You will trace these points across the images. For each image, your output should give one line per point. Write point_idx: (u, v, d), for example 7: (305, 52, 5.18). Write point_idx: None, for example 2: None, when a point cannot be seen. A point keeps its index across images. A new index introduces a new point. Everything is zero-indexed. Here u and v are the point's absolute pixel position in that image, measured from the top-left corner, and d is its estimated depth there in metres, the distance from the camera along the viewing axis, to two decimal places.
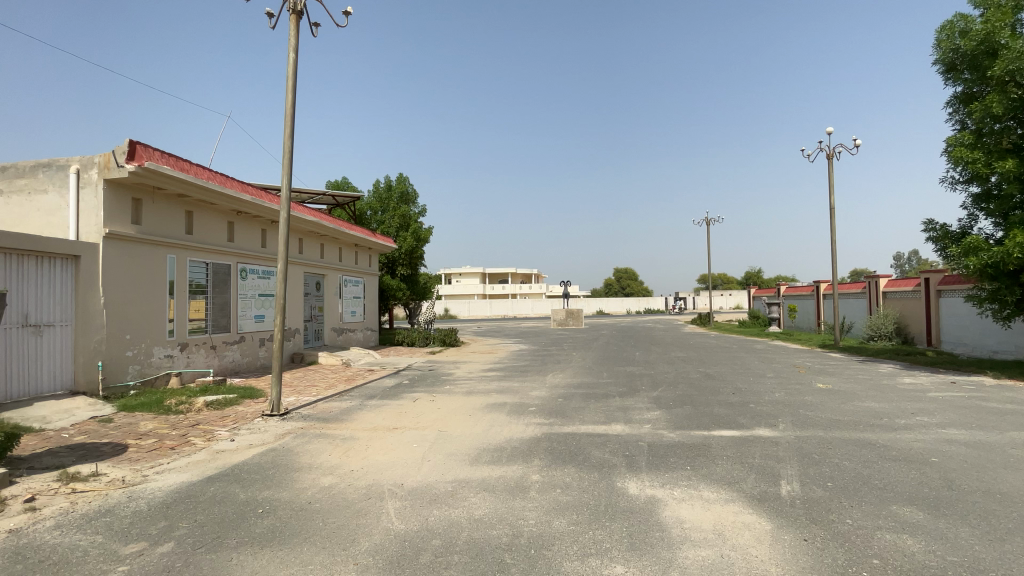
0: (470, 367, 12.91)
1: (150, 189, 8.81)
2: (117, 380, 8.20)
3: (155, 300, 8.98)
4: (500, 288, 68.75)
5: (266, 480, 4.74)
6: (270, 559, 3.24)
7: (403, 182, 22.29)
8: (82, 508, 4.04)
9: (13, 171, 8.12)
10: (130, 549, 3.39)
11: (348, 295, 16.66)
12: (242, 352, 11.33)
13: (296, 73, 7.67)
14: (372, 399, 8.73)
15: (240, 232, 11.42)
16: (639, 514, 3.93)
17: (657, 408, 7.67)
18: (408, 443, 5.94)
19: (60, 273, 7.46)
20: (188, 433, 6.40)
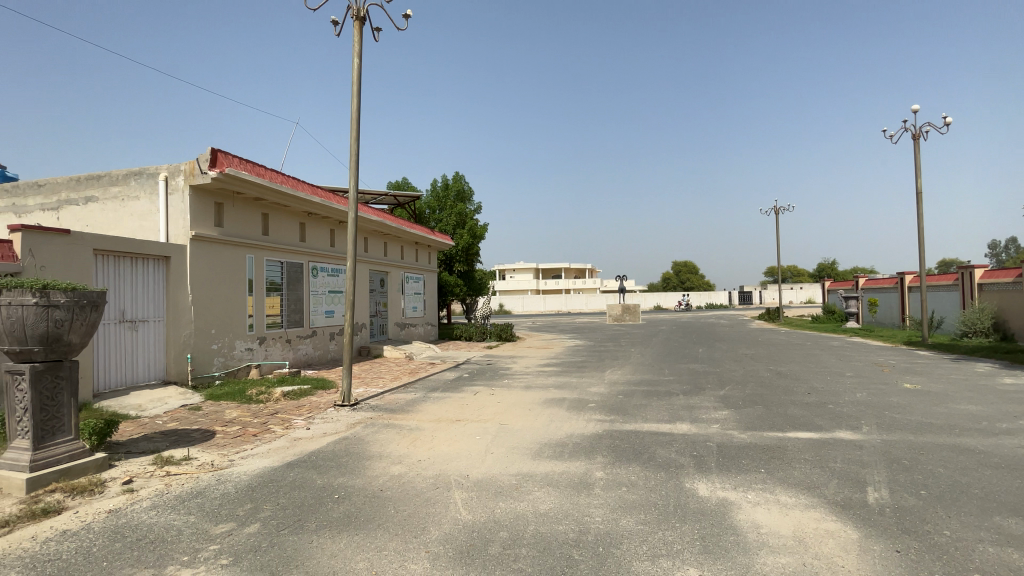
0: (527, 362, 12.95)
1: (230, 193, 9.46)
2: (205, 370, 8.91)
3: (236, 297, 9.65)
4: (555, 283, 68.49)
5: (340, 467, 4.98)
6: (346, 543, 3.39)
7: (459, 180, 22.66)
8: (175, 490, 4.42)
9: (109, 180, 8.94)
10: (220, 529, 3.66)
11: (409, 291, 17.17)
12: (314, 346, 11.98)
13: (360, 78, 7.95)
14: (435, 392, 8.95)
15: (311, 232, 12.04)
16: (710, 516, 3.78)
17: (725, 408, 7.33)
18: (471, 435, 6.04)
19: (152, 273, 8.17)
20: (267, 421, 6.83)
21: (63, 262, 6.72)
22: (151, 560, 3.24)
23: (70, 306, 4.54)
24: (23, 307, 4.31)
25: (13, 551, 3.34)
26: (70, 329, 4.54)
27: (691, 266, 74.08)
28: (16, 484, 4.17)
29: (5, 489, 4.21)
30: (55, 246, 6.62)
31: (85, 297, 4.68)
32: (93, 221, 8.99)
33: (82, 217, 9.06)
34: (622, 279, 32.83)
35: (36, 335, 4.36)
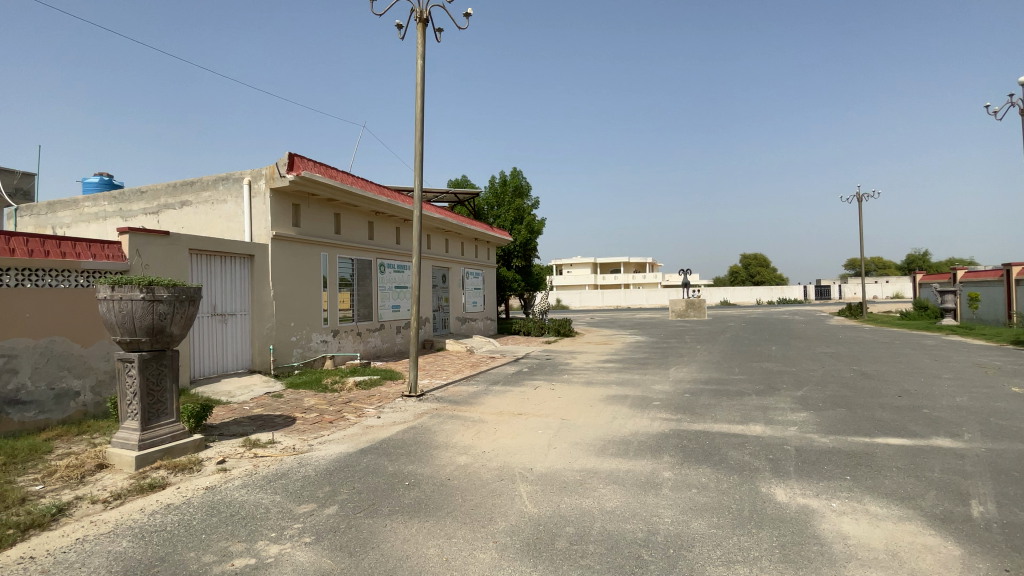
0: (587, 358, 12.82)
1: (305, 195, 10.04)
2: (285, 361, 9.55)
3: (311, 292, 10.24)
4: (614, 278, 67.28)
5: (410, 455, 5.18)
6: (417, 529, 3.52)
7: (517, 175, 22.74)
8: (262, 471, 4.77)
9: (201, 185, 9.75)
10: (302, 509, 3.91)
11: (470, 287, 17.49)
12: (382, 338, 12.49)
13: (423, 79, 8.15)
14: (496, 385, 9.08)
15: (378, 230, 12.55)
16: (789, 522, 3.57)
17: (803, 409, 6.89)
18: (534, 429, 6.08)
19: (239, 270, 8.83)
20: (342, 409, 7.22)
21: (164, 261, 7.42)
22: (244, 534, 3.52)
23: (171, 300, 4.98)
24: (133, 301, 4.79)
25: (127, 521, 3.74)
26: (171, 321, 5.00)
27: (760, 258, 70.21)
28: (128, 460, 4.66)
29: (120, 464, 4.72)
30: (157, 246, 7.32)
31: (184, 292, 5.13)
32: (187, 223, 9.85)
33: (178, 219, 9.94)
34: (686, 272, 31.69)
35: (144, 326, 4.84)
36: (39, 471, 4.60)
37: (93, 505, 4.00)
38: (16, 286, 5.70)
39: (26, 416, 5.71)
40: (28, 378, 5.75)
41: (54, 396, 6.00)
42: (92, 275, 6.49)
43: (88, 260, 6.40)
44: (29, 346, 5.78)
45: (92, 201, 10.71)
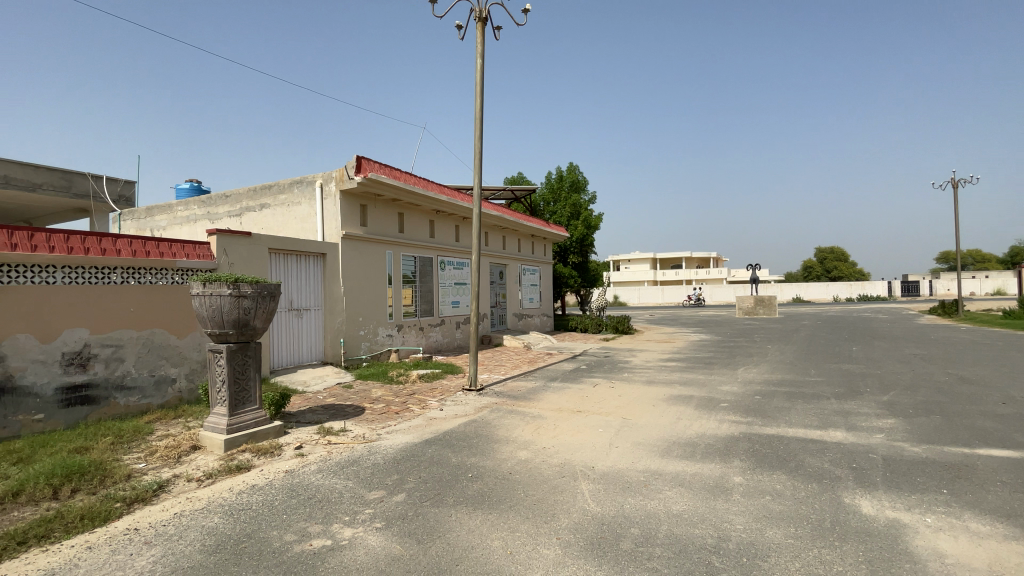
0: (648, 356, 12.49)
1: (371, 196, 10.47)
2: (354, 353, 10.04)
3: (377, 288, 10.68)
4: (674, 274, 65.21)
5: (472, 448, 5.28)
6: (482, 521, 3.58)
7: (574, 170, 22.49)
8: (335, 457, 5.04)
9: (277, 189, 10.42)
10: (372, 495, 4.09)
11: (526, 283, 17.56)
12: (443, 333, 12.82)
13: (482, 78, 8.24)
14: (555, 381, 9.06)
15: (439, 228, 12.86)
16: (877, 537, 3.30)
17: (891, 415, 6.35)
18: (595, 427, 6.00)
19: (312, 268, 9.36)
20: (406, 401, 7.48)
21: (247, 260, 7.98)
22: (320, 517, 3.73)
23: (254, 295, 5.36)
24: (221, 296, 5.20)
25: (217, 499, 4.08)
26: (254, 315, 5.38)
27: (837, 252, 65.37)
28: (218, 442, 5.08)
29: (210, 446, 5.15)
30: (240, 246, 7.89)
31: (265, 289, 5.50)
32: (266, 224, 10.56)
33: (258, 221, 10.68)
34: (754, 267, 30.03)
35: (231, 320, 5.24)
36: (143, 450, 5.11)
37: (189, 482, 4.39)
38: (123, 283, 6.38)
39: (131, 399, 6.35)
40: (133, 366, 6.40)
41: (154, 382, 6.64)
42: (185, 273, 7.13)
43: (182, 259, 7.04)
44: (134, 337, 6.42)
45: (183, 205, 11.74)
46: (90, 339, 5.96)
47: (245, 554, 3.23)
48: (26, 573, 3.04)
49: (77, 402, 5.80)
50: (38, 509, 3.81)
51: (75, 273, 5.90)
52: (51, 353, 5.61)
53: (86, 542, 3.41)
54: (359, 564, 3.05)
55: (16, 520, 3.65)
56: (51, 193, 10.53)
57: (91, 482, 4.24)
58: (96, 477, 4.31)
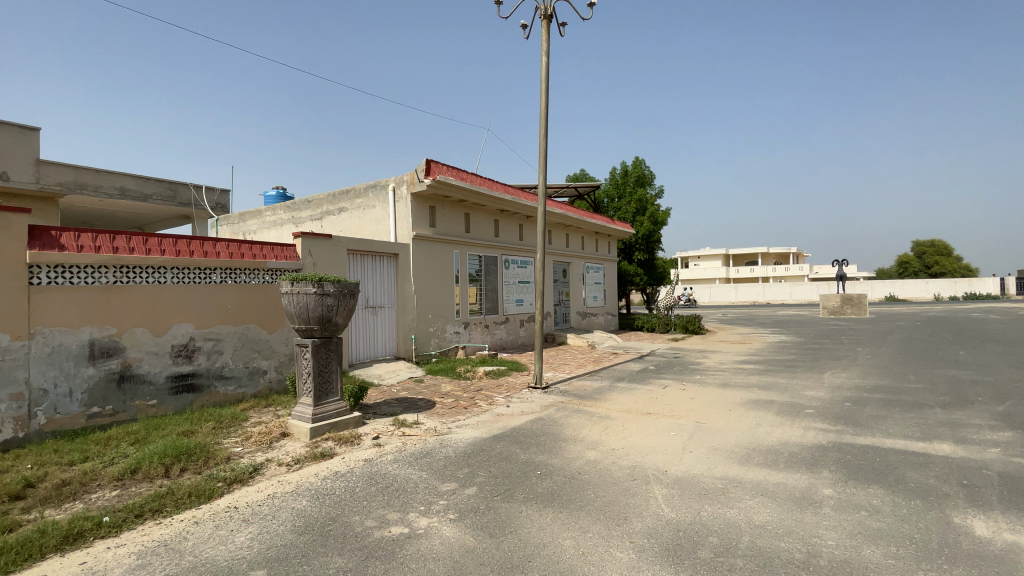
0: (721, 358, 11.90)
1: (440, 198, 10.78)
2: (424, 349, 10.40)
3: (445, 286, 10.99)
4: (748, 270, 61.73)
5: (541, 445, 5.29)
6: (553, 519, 3.58)
7: (639, 165, 21.85)
8: (410, 448, 5.25)
9: (354, 193, 11.01)
10: (445, 487, 4.22)
11: (590, 281, 17.34)
12: (507, 331, 12.97)
13: (548, 76, 8.22)
14: (622, 382, 8.87)
15: (504, 228, 13.01)
16: (998, 563, 2.93)
17: (1010, 429, 5.62)
18: (666, 430, 5.81)
19: (386, 267, 9.79)
20: (474, 396, 7.64)
21: (328, 261, 8.50)
22: (398, 505, 3.90)
23: (336, 294, 5.70)
24: (307, 295, 5.57)
25: (305, 483, 4.38)
26: (336, 312, 5.71)
27: (939, 245, 58.82)
28: (304, 430, 5.45)
29: (298, 433, 5.54)
30: (322, 248, 8.41)
31: (346, 287, 5.84)
32: (343, 227, 11.20)
33: (336, 224, 11.34)
34: (841, 262, 27.60)
35: (316, 317, 5.60)
36: (239, 435, 5.59)
37: (279, 467, 4.75)
38: (222, 282, 7.00)
39: (229, 388, 6.97)
40: (230, 357, 7.01)
41: (248, 373, 7.23)
42: (275, 273, 7.71)
43: (272, 260, 7.62)
44: (231, 332, 7.03)
45: (271, 211, 12.70)
46: (193, 332, 6.60)
47: (331, 537, 3.44)
48: (144, 542, 3.42)
49: (184, 390, 6.44)
50: (153, 486, 4.27)
51: (182, 274, 6.55)
52: (163, 345, 6.27)
53: (194, 517, 3.78)
54: (434, 553, 3.16)
55: (136, 494, 4.12)
56: (161, 202, 11.79)
57: (197, 462, 4.70)
58: (201, 458, 4.77)
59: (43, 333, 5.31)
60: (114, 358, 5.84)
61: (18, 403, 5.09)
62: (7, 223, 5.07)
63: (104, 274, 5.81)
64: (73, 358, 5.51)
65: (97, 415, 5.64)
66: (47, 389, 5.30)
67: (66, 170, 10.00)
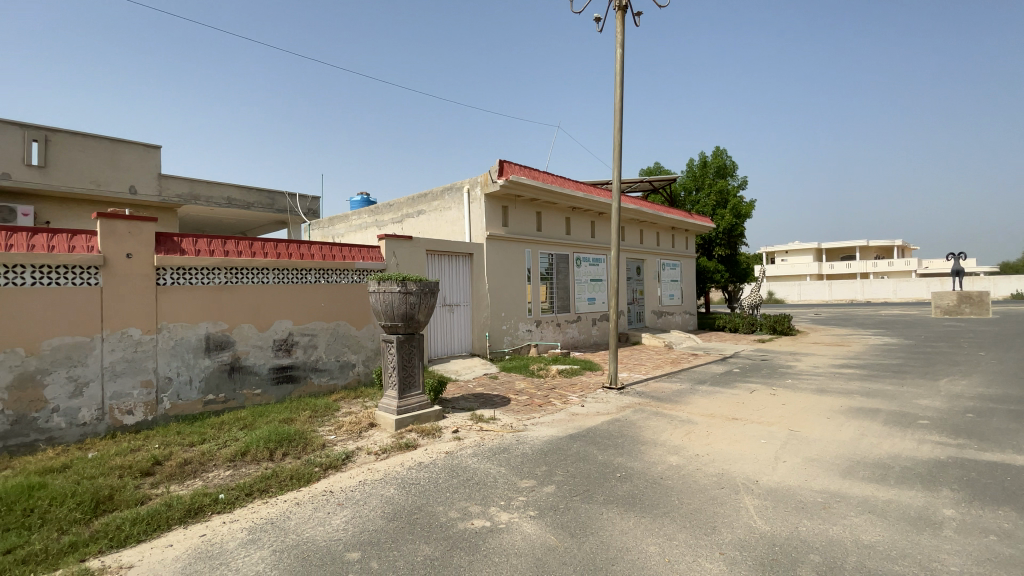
0: (814, 361, 11.00)
1: (512, 197, 10.90)
2: (497, 346, 10.58)
3: (518, 284, 11.11)
4: (843, 266, 56.60)
5: (619, 447, 5.18)
6: (635, 523, 3.49)
7: (720, 155, 20.74)
8: (488, 443, 5.36)
9: (431, 196, 11.44)
10: (524, 483, 4.26)
11: (666, 279, 16.72)
12: (579, 330, 12.86)
13: (623, 68, 8.02)
14: (703, 384, 8.46)
15: (576, 225, 12.91)
16: None
17: None
18: (755, 438, 5.46)
19: (461, 267, 10.07)
20: (548, 394, 7.65)
21: (408, 261, 8.89)
22: (479, 499, 3.99)
23: (419, 292, 5.94)
24: (392, 293, 5.85)
25: (392, 472, 4.61)
26: (418, 310, 5.97)
27: None
28: (390, 422, 5.74)
29: (384, 424, 5.84)
30: (403, 248, 8.81)
31: (427, 286, 6.07)
32: (421, 228, 11.66)
33: (414, 225, 11.84)
34: (957, 256, 24.49)
35: (400, 314, 5.89)
36: (332, 424, 6.00)
37: (368, 455, 5.04)
38: (316, 282, 7.53)
39: (323, 380, 7.50)
40: (324, 351, 7.54)
41: (339, 366, 7.75)
42: (362, 273, 8.19)
43: (360, 261, 8.10)
44: (324, 328, 7.56)
45: (356, 215, 13.52)
46: (292, 328, 7.17)
47: (418, 525, 3.59)
48: (254, 519, 3.77)
49: (284, 380, 7.02)
50: (260, 467, 4.70)
51: (282, 274, 7.12)
52: (266, 339, 6.87)
53: (295, 498, 4.11)
54: (516, 548, 3.19)
55: (245, 475, 4.55)
56: (261, 210, 12.95)
57: (296, 448, 5.10)
58: (300, 444, 5.18)
59: (168, 328, 6.01)
60: (226, 351, 6.48)
61: (148, 389, 5.81)
62: (139, 231, 5.80)
63: (216, 275, 6.47)
64: (192, 350, 6.19)
65: (212, 401, 6.31)
66: (172, 377, 5.99)
67: (184, 184, 11.27)
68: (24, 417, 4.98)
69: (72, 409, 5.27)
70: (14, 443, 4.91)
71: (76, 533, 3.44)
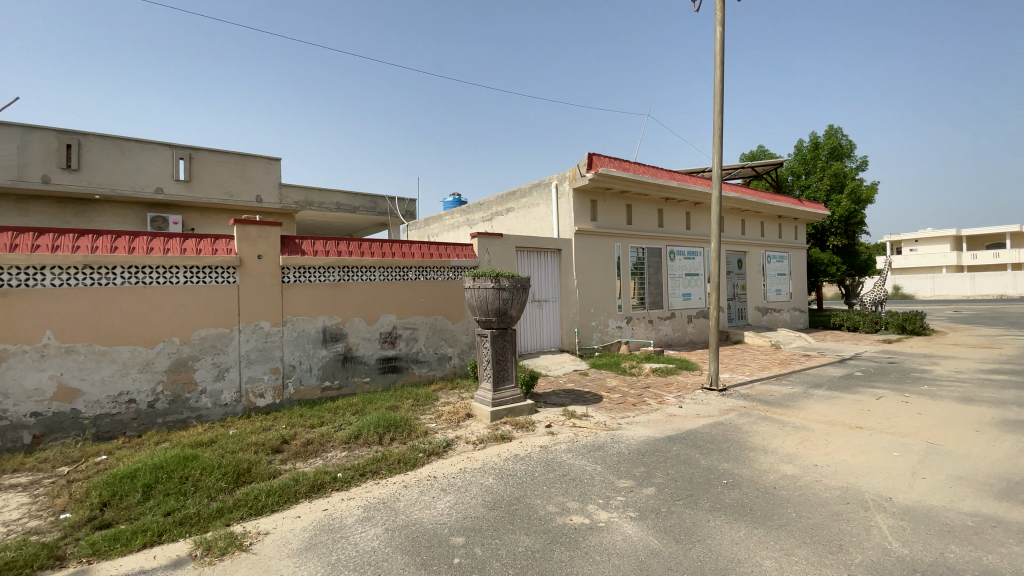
0: (957, 365, 9.53)
1: (602, 191, 10.69)
2: (587, 343, 10.47)
3: (608, 280, 10.90)
4: (992, 256, 48.51)
5: (724, 452, 4.88)
6: (747, 534, 3.27)
7: (834, 134, 18.73)
8: (583, 440, 5.32)
9: (520, 193, 11.57)
10: (622, 483, 4.17)
11: (771, 273, 15.43)
12: (674, 327, 12.32)
13: (723, 47, 7.50)
14: (819, 388, 7.69)
15: (669, 217, 12.35)
16: None
17: None
18: (885, 450, 4.86)
19: (550, 262, 10.08)
20: (643, 394, 7.41)
21: (500, 257, 9.08)
22: (577, 495, 3.97)
23: (511, 288, 6.03)
24: (486, 289, 6.00)
25: (490, 462, 4.75)
26: (511, 305, 6.07)
27: None
28: (485, 413, 5.92)
29: (480, 415, 6.03)
30: (495, 245, 9.00)
31: (519, 282, 6.15)
32: (511, 225, 11.86)
33: (504, 223, 12.06)
34: None
35: (494, 309, 6.04)
36: (433, 412, 6.33)
37: (467, 444, 5.23)
38: (417, 279, 7.95)
39: (423, 371, 7.92)
40: (424, 344, 7.95)
41: (438, 358, 8.13)
42: (458, 270, 8.51)
43: (455, 259, 8.43)
44: (424, 322, 7.97)
45: (449, 215, 14.09)
46: (395, 322, 7.64)
47: (518, 516, 3.66)
48: (368, 498, 4.08)
49: (389, 370, 7.52)
50: (371, 450, 5.08)
51: (387, 272, 7.61)
52: (373, 332, 7.39)
53: (403, 481, 4.39)
54: (618, 548, 3.14)
55: (359, 457, 4.94)
56: (365, 213, 13.96)
57: (402, 434, 5.44)
58: (405, 431, 5.52)
59: (291, 321, 6.68)
60: (340, 342, 7.07)
61: (276, 375, 6.51)
62: (267, 234, 6.50)
63: (331, 273, 7.06)
64: (312, 341, 6.83)
65: (328, 388, 6.92)
66: (295, 365, 6.66)
67: (300, 192, 12.47)
68: (179, 396, 5.81)
69: (216, 391, 6.07)
70: (172, 419, 5.76)
71: (222, 501, 3.96)
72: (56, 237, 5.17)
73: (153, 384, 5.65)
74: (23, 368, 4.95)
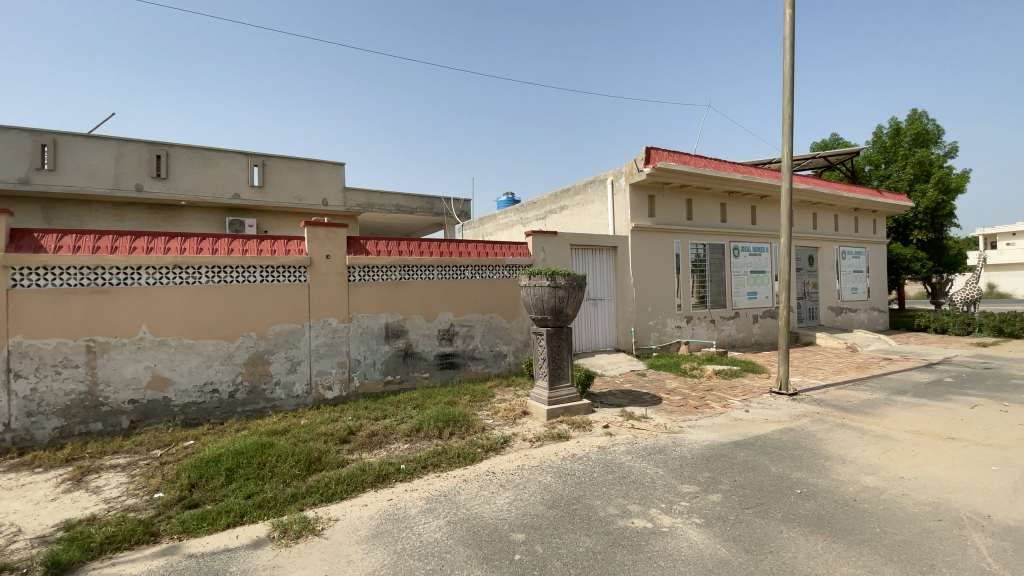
0: None
1: (660, 186, 10.40)
2: (644, 342, 10.23)
3: (666, 277, 10.59)
4: None
5: (796, 460, 4.61)
6: (824, 548, 3.07)
7: (918, 118, 17.23)
8: (642, 442, 5.21)
9: (575, 191, 11.46)
10: (686, 488, 4.03)
11: (846, 270, 14.40)
12: (737, 327, 11.78)
13: (794, 30, 7.07)
14: (902, 395, 7.11)
15: (732, 212, 11.82)
16: None
17: None
18: (983, 464, 4.41)
19: (606, 260, 9.92)
20: (705, 396, 7.15)
21: (555, 255, 9.04)
22: (638, 498, 3.89)
23: (567, 286, 5.98)
24: (542, 287, 5.99)
25: (548, 460, 4.75)
26: (567, 303, 6.03)
27: None
28: (542, 411, 5.92)
29: (536, 413, 6.04)
30: (550, 243, 8.98)
31: (575, 279, 6.08)
32: (565, 223, 11.78)
33: (558, 221, 12.00)
34: None
35: (550, 307, 6.02)
36: (490, 409, 6.41)
37: (524, 441, 5.26)
38: (473, 277, 8.07)
39: (479, 367, 8.04)
40: (480, 341, 8.08)
41: (494, 355, 8.23)
42: (513, 268, 8.56)
43: (510, 257, 8.48)
44: (480, 319, 8.09)
45: (504, 214, 14.19)
46: (453, 319, 7.80)
47: (577, 516, 3.64)
48: (430, 490, 4.20)
49: (447, 366, 7.69)
50: (431, 444, 5.22)
51: (445, 271, 7.77)
52: (432, 328, 7.59)
53: (463, 475, 4.48)
54: (683, 555, 3.04)
55: (420, 449, 5.09)
56: (422, 214, 14.35)
57: (461, 429, 5.55)
58: (463, 426, 5.63)
59: (356, 318, 6.97)
60: (401, 339, 7.31)
61: (342, 369, 6.83)
62: (334, 235, 6.83)
63: (392, 272, 7.31)
64: (375, 337, 7.10)
65: (390, 382, 7.18)
66: (360, 359, 6.96)
67: (362, 194, 13.00)
68: (256, 387, 6.22)
69: (289, 383, 6.45)
70: (250, 408, 6.17)
71: (296, 486, 4.19)
72: (151, 240, 5.71)
73: (233, 375, 6.08)
74: (123, 359, 5.49)
